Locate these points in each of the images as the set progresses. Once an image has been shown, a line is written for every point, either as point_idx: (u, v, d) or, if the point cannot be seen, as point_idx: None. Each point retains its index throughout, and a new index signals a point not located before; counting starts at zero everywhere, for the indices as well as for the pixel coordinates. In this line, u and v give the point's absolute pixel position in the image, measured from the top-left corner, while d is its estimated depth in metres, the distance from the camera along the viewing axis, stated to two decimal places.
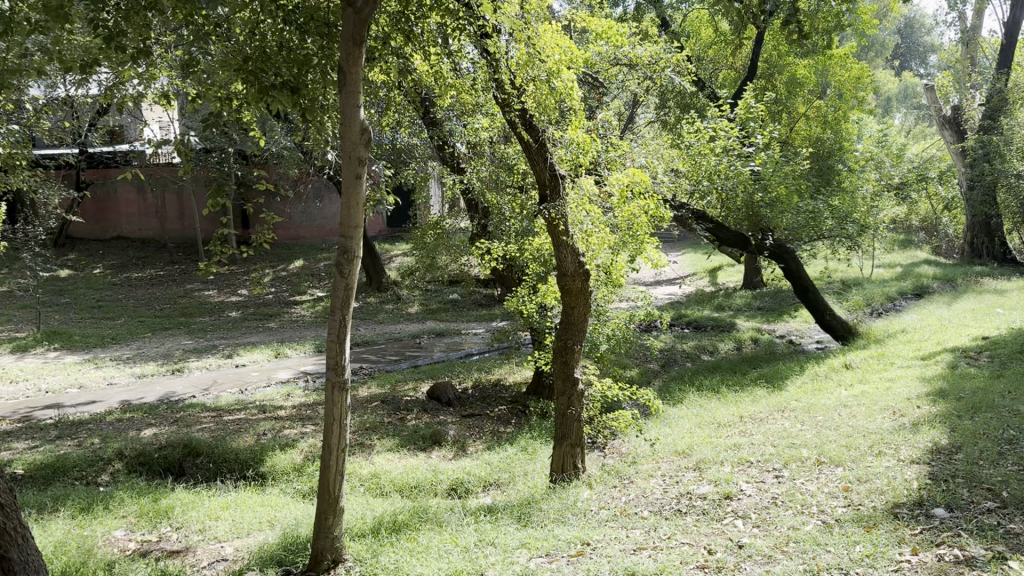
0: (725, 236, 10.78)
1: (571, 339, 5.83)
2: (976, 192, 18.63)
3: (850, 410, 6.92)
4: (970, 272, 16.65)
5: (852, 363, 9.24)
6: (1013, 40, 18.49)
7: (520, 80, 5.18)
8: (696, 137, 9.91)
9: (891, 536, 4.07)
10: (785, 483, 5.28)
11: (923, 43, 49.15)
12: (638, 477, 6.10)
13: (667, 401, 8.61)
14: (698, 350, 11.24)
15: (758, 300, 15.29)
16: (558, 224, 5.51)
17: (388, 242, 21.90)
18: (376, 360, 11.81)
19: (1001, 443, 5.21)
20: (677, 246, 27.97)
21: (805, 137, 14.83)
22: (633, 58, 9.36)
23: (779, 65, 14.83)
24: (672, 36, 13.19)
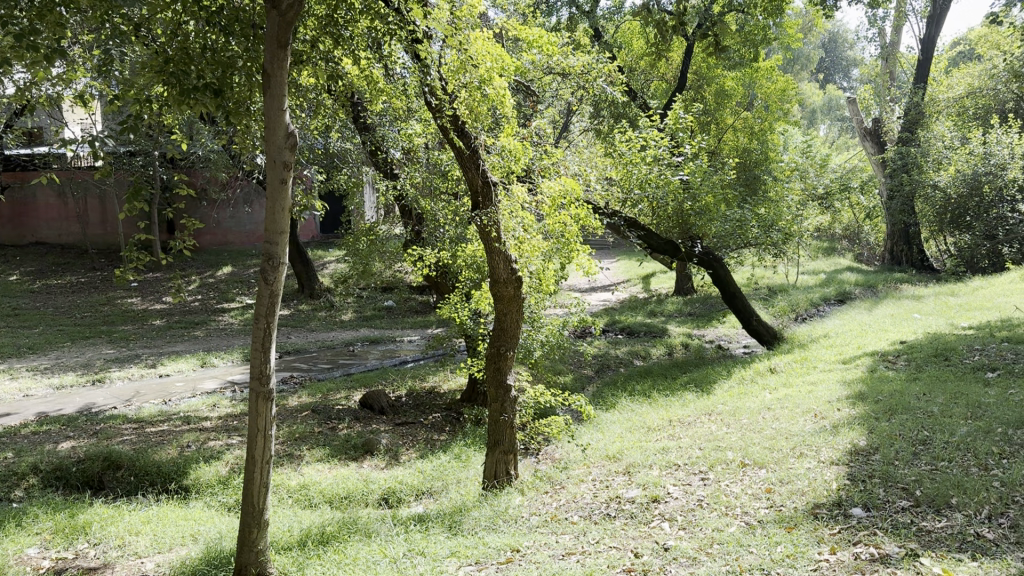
0: (656, 243, 10.83)
1: (503, 345, 5.82)
2: (895, 202, 19.36)
3: (774, 413, 7.09)
4: (890, 278, 17.26)
5: (777, 366, 9.48)
6: (929, 56, 19.20)
7: (452, 86, 5.18)
8: (628, 146, 10.02)
9: (810, 536, 4.17)
10: (710, 484, 5.37)
11: (846, 58, 50.92)
12: (569, 482, 6.14)
13: (599, 406, 8.68)
14: (630, 356, 11.37)
15: (689, 306, 15.57)
16: (490, 231, 5.46)
17: (321, 248, 21.60)
18: (307, 368, 11.61)
19: (916, 443, 5.40)
20: (612, 253, 28.29)
21: (733, 147, 15.19)
22: (566, 67, 9.44)
23: (709, 76, 15.17)
24: (605, 46, 13.37)
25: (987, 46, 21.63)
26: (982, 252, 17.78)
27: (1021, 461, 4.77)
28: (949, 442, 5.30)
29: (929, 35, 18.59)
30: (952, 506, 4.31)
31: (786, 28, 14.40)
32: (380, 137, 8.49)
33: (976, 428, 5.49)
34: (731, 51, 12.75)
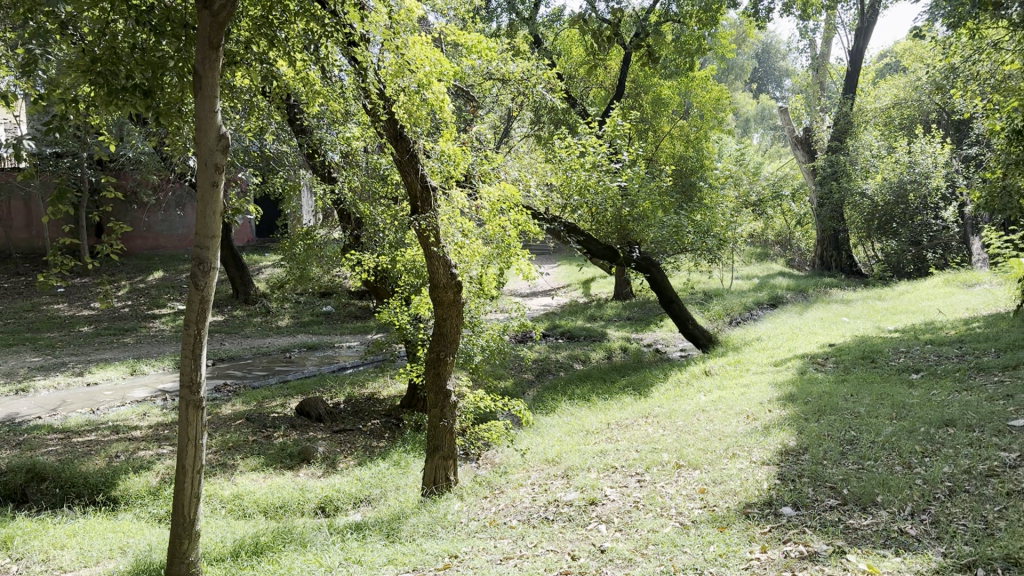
0: (595, 249, 10.78)
1: (443, 351, 5.79)
2: (824, 209, 19.86)
3: (708, 415, 7.22)
4: (820, 283, 17.76)
5: (712, 369, 9.66)
6: (857, 67, 19.75)
7: (390, 89, 5.15)
8: (567, 152, 10.09)
9: (741, 535, 4.25)
10: (646, 486, 5.44)
11: (779, 68, 52.28)
12: (508, 487, 6.14)
13: (539, 410, 8.72)
14: (570, 360, 11.44)
15: (628, 310, 15.76)
16: (429, 236, 5.44)
17: (257, 253, 21.23)
18: (242, 376, 11.38)
19: (843, 443, 5.55)
20: (552, 258, 28.47)
21: (670, 155, 15.43)
22: (505, 73, 9.46)
23: (646, 84, 15.35)
24: (545, 53, 13.45)
25: (911, 59, 22.44)
26: (908, 258, 18.48)
27: (942, 458, 4.95)
28: (875, 442, 5.48)
29: (857, 47, 19.20)
30: (877, 504, 4.45)
31: (721, 38, 14.69)
32: (317, 141, 8.37)
33: (900, 427, 5.68)
34: (667, 60, 12.96)
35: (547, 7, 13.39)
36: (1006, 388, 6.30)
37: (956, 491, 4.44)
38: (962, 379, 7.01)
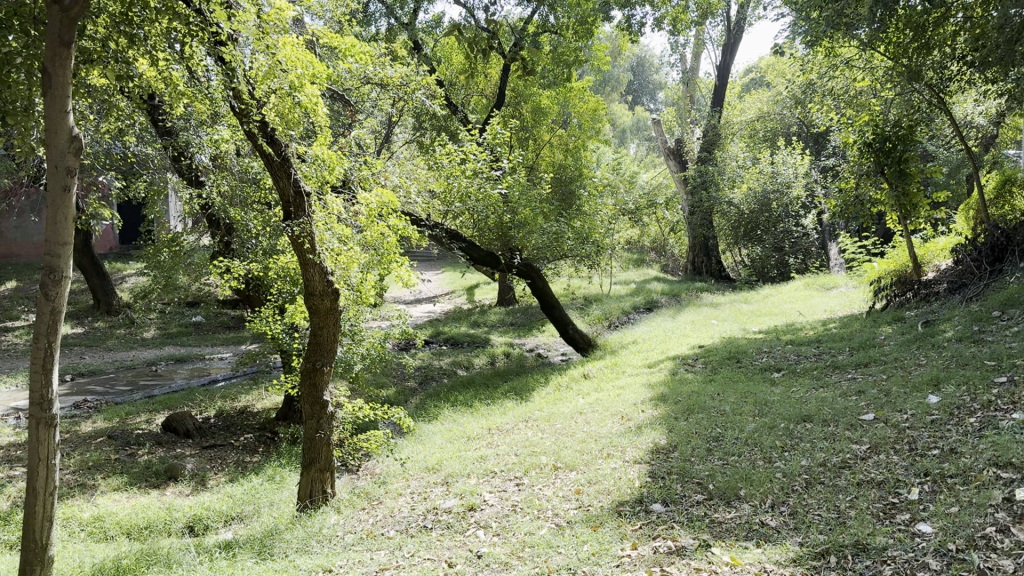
0: (477, 255, 10.71)
1: (319, 360, 5.64)
2: (695, 217, 20.34)
3: (586, 417, 7.38)
4: (692, 287, 18.48)
5: (590, 372, 9.87)
6: (724, 81, 20.13)
7: (260, 91, 4.93)
8: (448, 158, 10.12)
9: (614, 533, 4.37)
10: (524, 490, 5.50)
11: (653, 81, 54.25)
12: (387, 497, 6.07)
13: (420, 418, 8.65)
14: (453, 366, 11.42)
15: (511, 316, 15.90)
16: (304, 242, 5.29)
17: (121, 261, 20.16)
18: (104, 391, 10.75)
19: (710, 441, 5.79)
20: (435, 265, 28.43)
21: (549, 163, 15.67)
22: (384, 78, 9.34)
23: (526, 94, 15.48)
24: (425, 59, 13.35)
25: (773, 75, 23.66)
26: (772, 263, 19.52)
27: (800, 452, 5.22)
28: (739, 438, 5.74)
29: (724, 62, 20.05)
30: (741, 498, 4.67)
31: (597, 51, 15.02)
32: (183, 143, 8.00)
33: (762, 424, 5.96)
34: (545, 70, 13.16)
35: (427, 13, 13.35)
36: (858, 384, 6.75)
37: (812, 483, 4.70)
38: (819, 376, 7.46)
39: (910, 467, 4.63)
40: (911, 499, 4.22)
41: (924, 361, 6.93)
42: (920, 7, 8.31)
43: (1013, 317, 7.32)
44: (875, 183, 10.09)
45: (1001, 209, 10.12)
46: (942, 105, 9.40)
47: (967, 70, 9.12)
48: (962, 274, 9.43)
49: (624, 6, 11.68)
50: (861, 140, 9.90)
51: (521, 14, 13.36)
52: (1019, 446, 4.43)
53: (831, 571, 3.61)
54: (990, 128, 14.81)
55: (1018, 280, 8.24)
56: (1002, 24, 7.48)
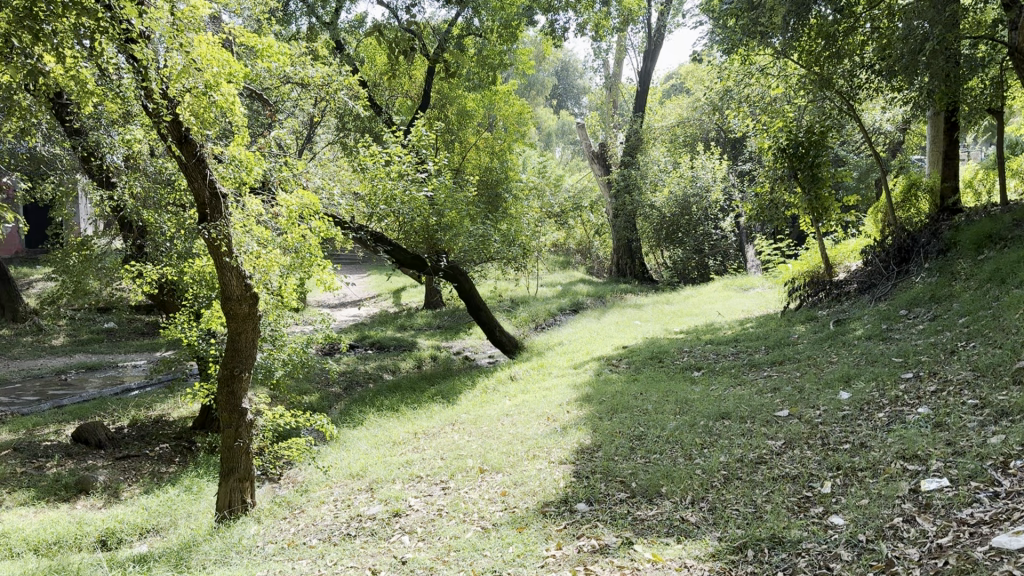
0: (403, 258, 10.63)
1: (238, 366, 5.49)
2: (619, 219, 20.46)
3: (512, 419, 7.41)
4: (617, 289, 18.73)
5: (516, 374, 9.90)
6: (646, 87, 20.46)
7: (174, 91, 4.76)
8: (372, 160, 10.01)
9: (539, 534, 4.39)
10: (450, 493, 5.48)
11: (577, 86, 55.01)
12: (310, 506, 5.96)
13: (344, 424, 8.53)
14: (379, 370, 11.30)
15: (438, 319, 15.83)
16: (220, 245, 5.13)
17: (28, 265, 19.30)
18: (9, 402, 10.26)
19: (633, 439, 5.88)
20: (360, 268, 28.15)
21: (475, 166, 15.63)
22: (304, 77, 9.13)
23: (450, 96, 15.43)
24: (347, 59, 13.14)
25: (693, 81, 24.19)
26: (692, 264, 20.04)
27: (719, 449, 5.35)
28: (660, 437, 5.84)
29: (646, 68, 20.38)
30: (662, 494, 4.76)
31: (521, 55, 15.06)
32: (93, 143, 7.70)
33: (683, 421, 6.10)
34: (470, 73, 13.14)
35: (349, 13, 13.16)
36: (773, 381, 6.96)
37: (730, 479, 4.82)
38: (737, 374, 7.65)
39: (823, 461, 4.79)
40: (824, 493, 4.36)
41: (835, 359, 7.18)
42: (830, 17, 8.63)
43: (918, 316, 7.66)
44: (789, 187, 10.43)
45: (906, 212, 10.59)
46: (852, 112, 9.78)
47: (874, 79, 9.51)
48: (871, 275, 9.82)
49: (547, 11, 11.77)
50: (775, 147, 10.21)
51: (445, 17, 13.32)
52: (923, 439, 4.64)
53: (749, 564, 3.71)
54: (896, 134, 15.48)
55: (922, 280, 8.63)
56: (906, 36, 7.83)
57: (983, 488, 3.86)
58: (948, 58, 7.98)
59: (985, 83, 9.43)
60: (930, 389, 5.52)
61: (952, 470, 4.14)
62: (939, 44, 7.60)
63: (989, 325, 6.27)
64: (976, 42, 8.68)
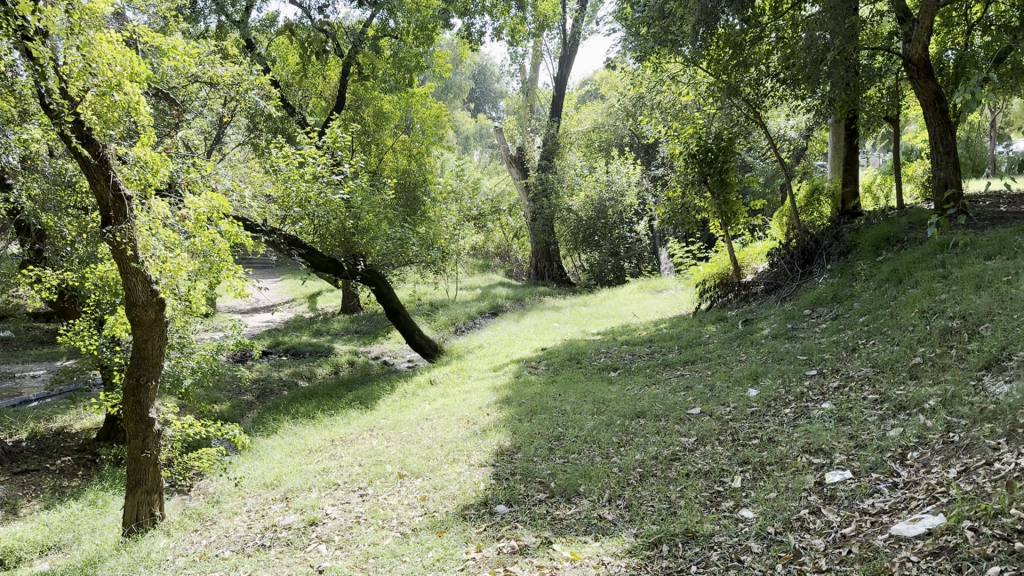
0: (319, 261, 10.40)
1: (144, 375, 5.29)
2: (537, 223, 20.54)
3: (431, 423, 7.36)
4: (535, 291, 18.85)
5: (436, 378, 9.84)
6: (562, 92, 20.65)
7: (73, 90, 4.53)
8: (285, 162, 9.79)
9: (458, 537, 4.38)
10: (368, 500, 5.42)
11: (494, 90, 55.37)
12: (221, 517, 5.79)
13: (258, 432, 8.31)
14: (294, 377, 11.07)
15: (355, 323, 15.63)
16: (125, 249, 4.94)
17: None
18: None
19: (552, 440, 5.93)
20: (274, 273, 27.57)
21: (392, 169, 15.45)
22: (213, 76, 8.85)
23: (366, 98, 15.21)
24: (258, 58, 12.81)
25: (607, 87, 24.57)
26: (609, 267, 20.49)
27: (634, 447, 5.45)
28: (578, 437, 5.91)
29: (561, 74, 20.57)
30: (580, 494, 4.81)
31: (438, 58, 14.97)
32: None
33: (600, 421, 6.18)
34: (386, 74, 13.01)
35: (260, 11, 12.87)
36: (686, 380, 7.14)
37: (645, 476, 4.92)
38: (652, 374, 7.80)
39: (733, 457, 4.93)
40: (734, 487, 4.49)
41: (744, 358, 7.41)
42: (737, 27, 8.92)
43: (821, 315, 7.97)
44: (699, 192, 10.71)
45: (810, 216, 11.01)
46: (759, 119, 10.10)
47: (779, 87, 9.86)
48: (778, 276, 10.17)
49: (463, 15, 11.75)
50: (685, 152, 10.47)
51: (359, 18, 13.15)
52: (827, 433, 4.83)
53: (664, 559, 3.78)
54: (801, 141, 16.07)
55: (825, 280, 8.98)
56: (809, 46, 8.15)
57: (883, 479, 4.04)
58: (848, 68, 8.33)
59: (882, 92, 9.89)
60: (833, 385, 5.75)
61: (855, 462, 4.32)
62: (839, 54, 7.94)
63: (887, 323, 6.56)
64: (873, 53, 9.09)
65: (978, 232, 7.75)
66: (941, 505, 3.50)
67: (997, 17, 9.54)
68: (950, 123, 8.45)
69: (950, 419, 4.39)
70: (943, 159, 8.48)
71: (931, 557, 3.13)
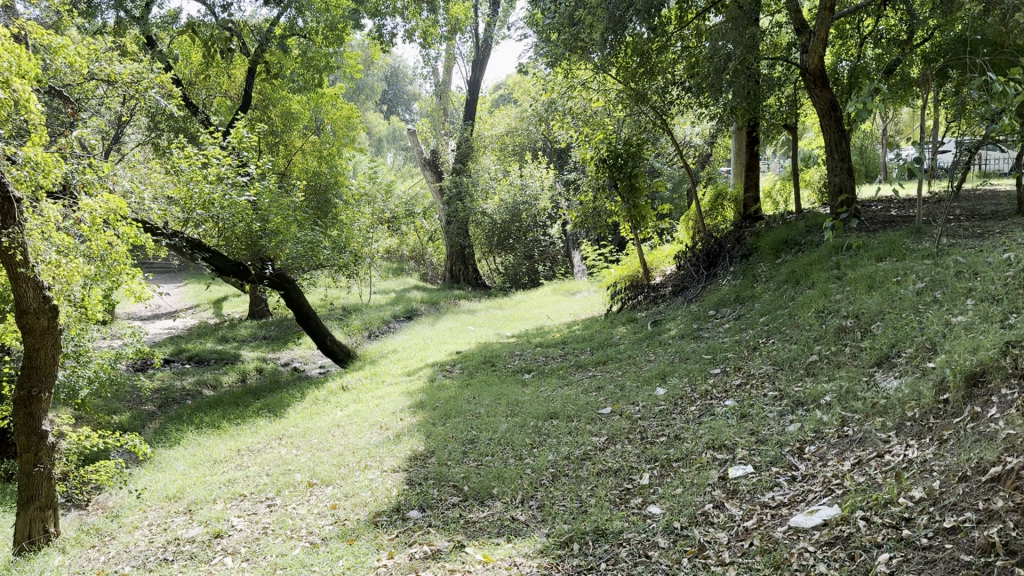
0: (223, 266, 9.98)
1: (35, 386, 5.04)
2: (451, 226, 20.49)
3: (343, 430, 7.26)
4: (450, 295, 18.83)
5: (348, 384, 9.70)
6: (475, 95, 20.62)
7: None
8: (187, 162, 9.45)
9: (370, 544, 4.33)
10: (276, 510, 5.29)
11: (407, 92, 55.27)
12: (121, 531, 5.55)
13: (160, 443, 8.02)
14: (199, 386, 10.70)
15: (264, 329, 15.26)
16: (15, 254, 4.68)
17: None
18: None
19: (465, 443, 5.93)
20: (179, 277, 26.68)
21: (302, 170, 15.13)
22: (111, 74, 8.48)
23: (272, 97, 14.83)
24: (160, 56, 12.37)
25: (519, 92, 24.74)
26: (523, 271, 20.99)
27: (546, 448, 5.51)
28: (491, 439, 5.93)
29: (474, 78, 20.57)
30: (493, 496, 4.83)
31: (349, 58, 14.73)
32: None
33: (514, 423, 6.21)
34: (294, 74, 12.77)
35: (161, 8, 12.43)
36: (597, 381, 7.25)
37: (557, 476, 4.97)
38: (565, 375, 7.91)
39: (641, 455, 5.04)
40: (642, 484, 4.59)
41: (652, 357, 7.59)
42: (644, 35, 9.12)
43: (725, 315, 8.22)
44: (610, 196, 10.87)
45: (715, 220, 11.34)
46: (666, 126, 10.35)
47: (685, 95, 10.12)
48: (684, 279, 10.45)
49: (374, 16, 11.65)
50: (596, 157, 10.63)
51: (267, 16, 12.85)
52: (730, 429, 4.99)
53: (574, 558, 3.83)
54: (706, 147, 16.55)
55: (729, 282, 9.27)
56: (712, 56, 8.40)
57: (782, 473, 4.20)
58: (749, 77, 8.62)
59: (781, 101, 10.27)
60: (735, 383, 5.95)
61: (756, 457, 4.47)
62: (740, 64, 8.22)
63: (786, 323, 6.82)
64: (773, 63, 9.44)
65: (870, 235, 8.14)
66: (836, 497, 3.66)
67: (886, 31, 10.06)
68: (844, 131, 8.84)
69: (845, 413, 4.60)
70: (837, 165, 8.85)
71: (827, 546, 3.27)
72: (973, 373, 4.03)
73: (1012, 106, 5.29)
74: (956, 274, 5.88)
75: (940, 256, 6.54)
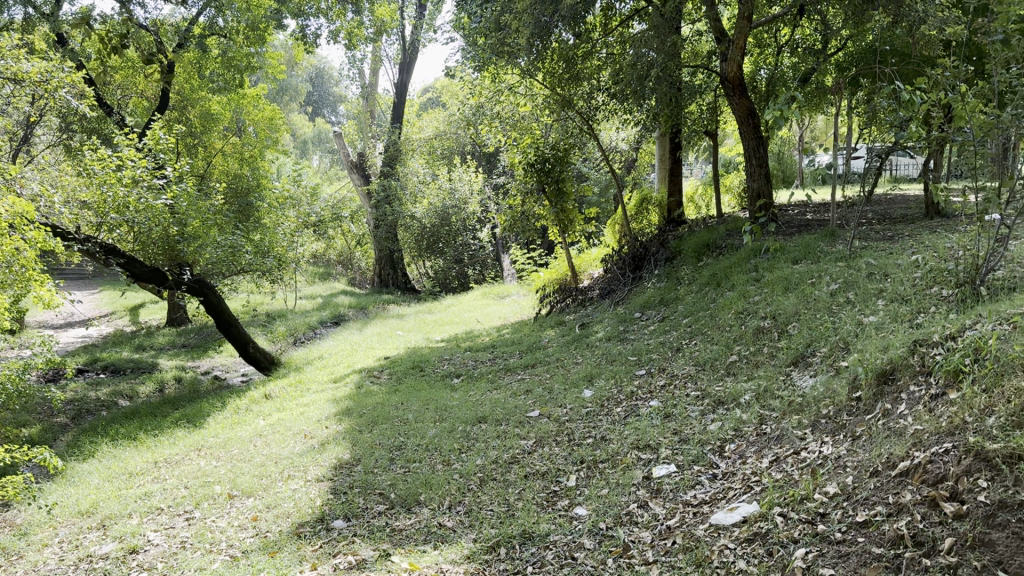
0: (139, 271, 9.57)
1: None
2: (379, 230, 19.77)
3: (265, 439, 7.11)
4: (378, 299, 18.62)
5: (271, 392, 9.50)
6: (403, 98, 20.46)
7: None
8: (101, 164, 9.16)
9: (293, 557, 4.24)
10: (195, 524, 5.15)
11: (332, 94, 54.72)
12: (29, 550, 5.30)
13: (72, 457, 7.69)
14: (114, 397, 10.31)
15: (183, 337, 14.81)
16: None
17: None
18: None
19: (392, 450, 5.88)
20: (93, 285, 25.73)
21: (222, 172, 14.76)
22: (17, 72, 8.05)
23: (191, 97, 14.38)
24: (71, 54, 11.91)
25: (447, 96, 24.72)
26: (453, 274, 21.13)
27: (475, 453, 5.49)
28: (419, 445, 5.89)
29: (401, 81, 20.40)
30: (420, 503, 4.79)
31: (271, 59, 14.47)
32: None
33: (442, 428, 6.18)
34: (214, 74, 12.47)
35: (72, 5, 11.97)
36: (525, 384, 7.26)
37: (485, 481, 4.95)
38: (493, 379, 7.90)
39: (568, 456, 5.08)
40: (569, 486, 4.62)
41: (579, 360, 7.65)
42: (570, 41, 9.20)
43: (650, 317, 8.35)
44: (537, 201, 10.94)
45: (640, 224, 11.52)
46: (591, 131, 10.46)
47: (610, 101, 10.26)
48: (610, 282, 10.58)
49: (297, 15, 11.51)
50: (524, 162, 10.65)
51: (184, 15, 12.51)
52: (654, 429, 5.07)
53: (501, 563, 3.83)
54: (631, 153, 16.82)
55: (653, 284, 9.43)
56: (636, 62, 8.54)
57: (703, 471, 4.29)
58: (671, 83, 8.79)
59: (702, 108, 10.50)
60: (659, 383, 6.06)
61: (678, 457, 4.55)
62: (662, 71, 8.37)
63: (707, 325, 6.97)
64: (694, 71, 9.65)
65: (787, 238, 8.38)
66: (754, 494, 3.75)
67: (801, 40, 10.39)
68: (762, 137, 9.08)
69: (763, 412, 4.72)
70: (756, 170, 9.09)
71: (746, 543, 3.35)
72: (884, 371, 4.18)
73: (917, 113, 5.52)
74: (868, 276, 6.10)
75: (852, 259, 6.78)
